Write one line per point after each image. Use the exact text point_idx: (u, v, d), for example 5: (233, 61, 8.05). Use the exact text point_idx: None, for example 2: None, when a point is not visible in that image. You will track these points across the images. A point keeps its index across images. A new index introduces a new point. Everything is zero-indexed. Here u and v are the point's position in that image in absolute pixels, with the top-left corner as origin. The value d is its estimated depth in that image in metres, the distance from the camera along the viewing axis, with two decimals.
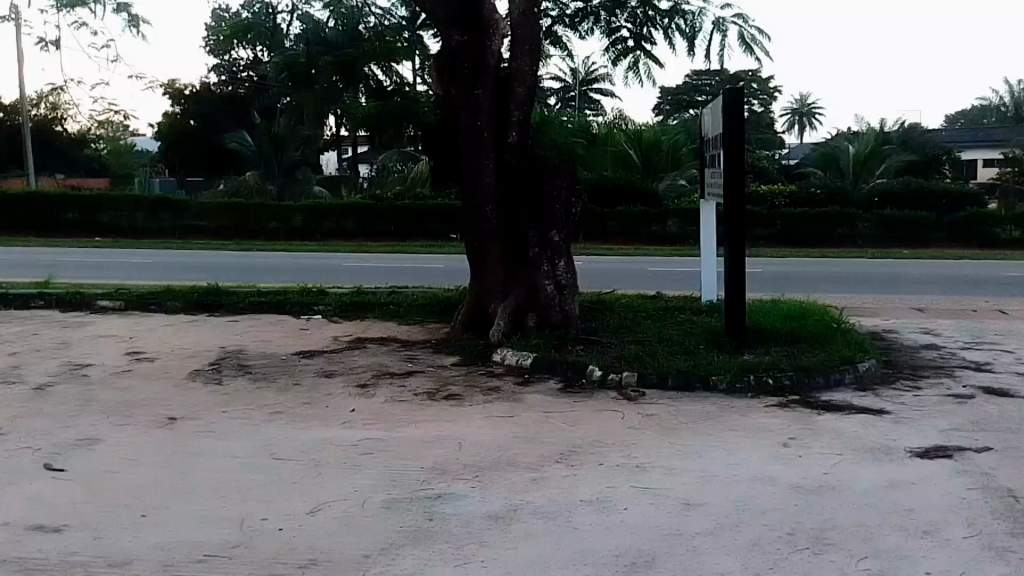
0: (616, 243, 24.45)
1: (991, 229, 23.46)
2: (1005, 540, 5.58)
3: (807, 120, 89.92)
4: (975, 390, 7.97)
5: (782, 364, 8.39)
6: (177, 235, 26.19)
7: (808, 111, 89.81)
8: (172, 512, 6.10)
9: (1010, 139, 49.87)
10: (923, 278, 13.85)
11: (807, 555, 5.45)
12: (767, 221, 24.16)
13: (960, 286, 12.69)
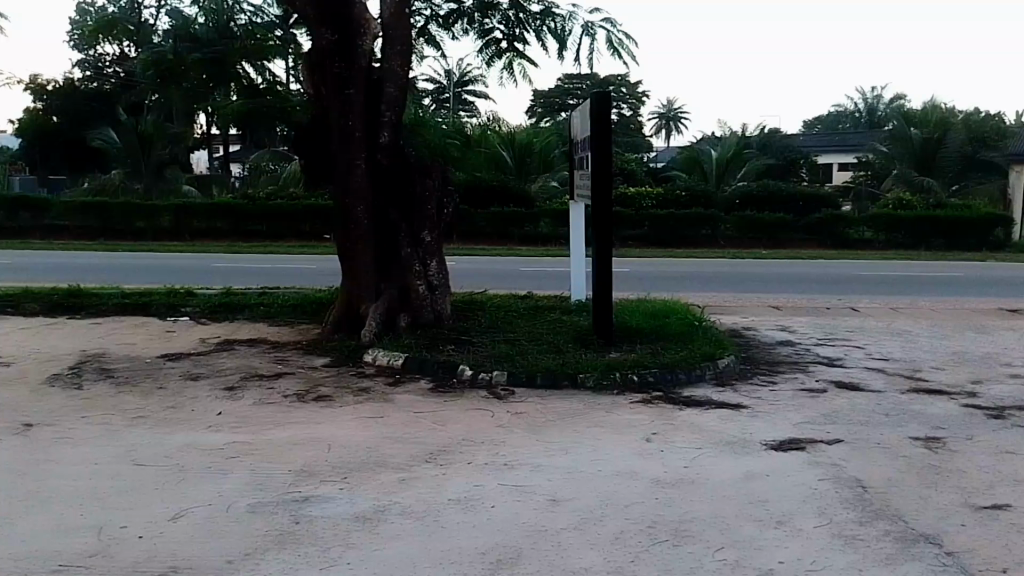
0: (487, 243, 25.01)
1: (845, 230, 24.72)
2: (854, 528, 5.72)
3: (676, 124, 92.92)
4: (827, 384, 8.10)
5: (646, 362, 8.49)
6: (38, 234, 25.33)
7: (677, 116, 92.92)
8: (25, 522, 5.81)
9: (853, 139, 53.16)
10: (764, 275, 14.45)
11: (667, 547, 5.53)
12: (635, 221, 24.95)
13: (797, 284, 13.29)
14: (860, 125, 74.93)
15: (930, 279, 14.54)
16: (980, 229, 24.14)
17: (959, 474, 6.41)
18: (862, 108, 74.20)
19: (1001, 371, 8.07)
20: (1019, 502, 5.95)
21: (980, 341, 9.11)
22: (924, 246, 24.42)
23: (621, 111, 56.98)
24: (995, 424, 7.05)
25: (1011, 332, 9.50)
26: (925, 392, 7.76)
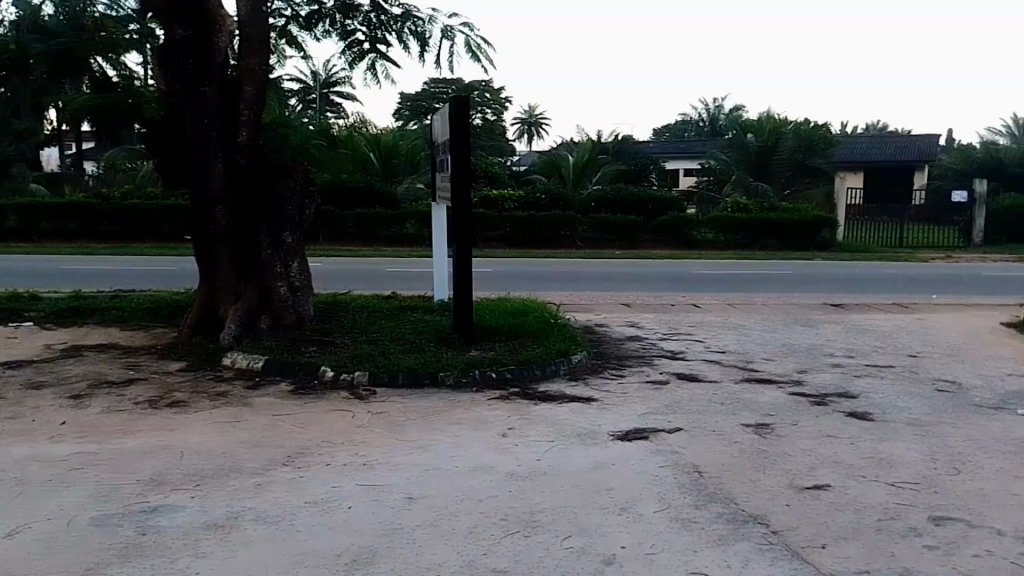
0: (357, 245, 25.18)
1: (691, 232, 26.46)
2: (690, 512, 6.00)
3: (538, 129, 95.05)
4: (669, 375, 8.50)
5: (503, 360, 8.67)
6: None
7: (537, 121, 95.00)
8: None
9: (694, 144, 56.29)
10: (604, 275, 14.98)
11: (518, 538, 5.64)
12: (499, 223, 25.84)
13: (633, 282, 13.99)
14: (703, 132, 79.54)
15: (752, 276, 15.66)
16: (808, 229, 26.45)
17: (784, 457, 6.73)
18: (705, 118, 78.36)
19: (823, 361, 8.70)
20: (836, 481, 6.32)
21: (805, 333, 9.83)
22: (759, 247, 26.39)
23: (485, 116, 57.89)
24: (816, 409, 7.47)
25: (831, 325, 10.31)
26: (757, 380, 8.21)
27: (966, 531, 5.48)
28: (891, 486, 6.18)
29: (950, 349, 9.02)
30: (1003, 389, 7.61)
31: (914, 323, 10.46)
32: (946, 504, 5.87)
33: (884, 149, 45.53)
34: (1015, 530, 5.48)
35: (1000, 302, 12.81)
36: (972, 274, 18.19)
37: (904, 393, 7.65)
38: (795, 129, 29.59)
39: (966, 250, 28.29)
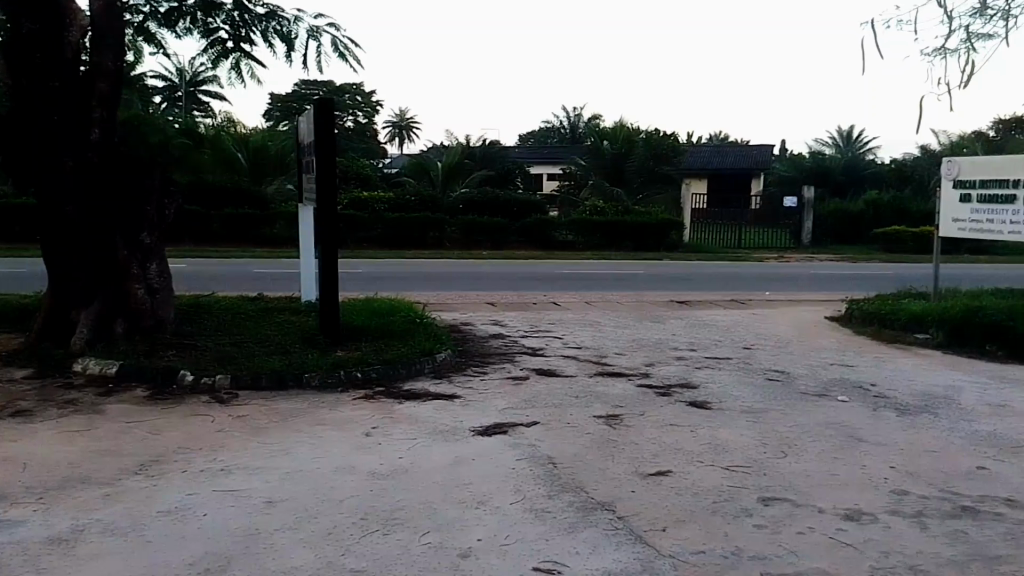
0: (224, 246, 25.31)
1: (553, 233, 27.98)
2: (544, 502, 6.04)
3: (408, 133, 95.43)
4: (529, 371, 8.74)
5: (369, 360, 8.67)
6: None
7: (408, 124, 95.40)
8: None
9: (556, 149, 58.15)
10: (459, 275, 15.21)
11: (376, 536, 5.39)
12: (370, 224, 26.58)
13: (490, 281, 14.45)
14: (563, 138, 79.96)
15: (604, 275, 16.36)
16: (658, 232, 28.38)
17: (631, 446, 6.89)
18: (565, 123, 80.23)
19: (669, 355, 9.20)
20: (678, 467, 6.52)
21: (655, 329, 10.38)
22: (615, 248, 28.24)
23: (357, 118, 57.31)
24: (661, 399, 7.85)
25: (677, 320, 10.95)
26: (609, 374, 8.59)
27: (793, 510, 5.78)
28: (726, 469, 6.42)
29: (780, 341, 9.76)
30: (823, 377, 8.29)
31: (751, 317, 11.27)
32: (776, 483, 6.16)
33: (727, 157, 48.36)
34: (834, 505, 5.81)
35: (818, 297, 14.07)
36: (802, 273, 19.79)
37: (740, 384, 8.16)
38: (646, 139, 30.78)
39: (795, 251, 30.77)
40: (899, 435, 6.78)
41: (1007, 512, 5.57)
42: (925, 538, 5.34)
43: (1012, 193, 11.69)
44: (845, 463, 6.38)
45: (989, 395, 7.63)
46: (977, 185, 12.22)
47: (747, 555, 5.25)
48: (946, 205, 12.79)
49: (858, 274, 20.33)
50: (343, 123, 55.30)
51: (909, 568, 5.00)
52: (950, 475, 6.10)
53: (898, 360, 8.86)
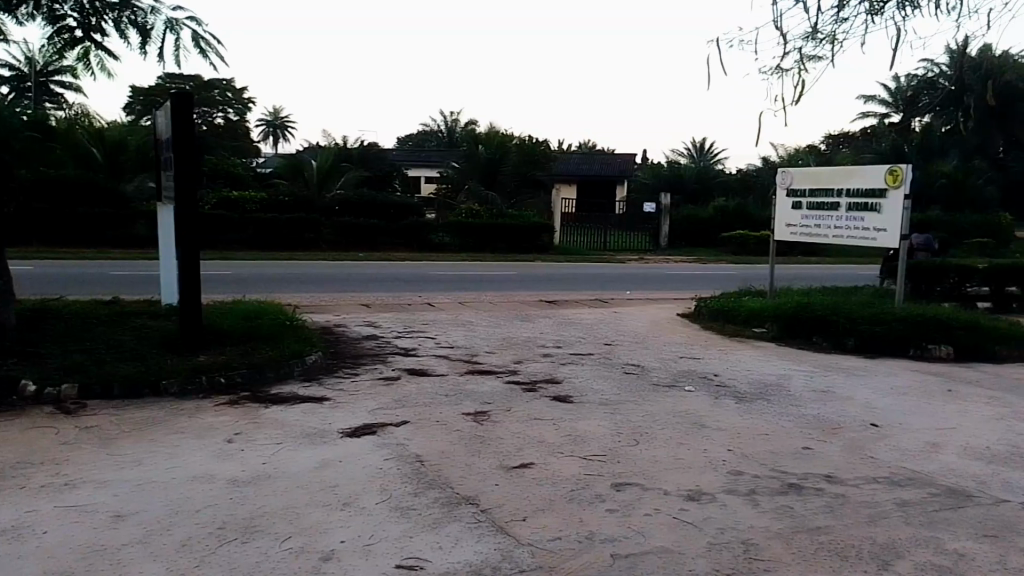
0: (77, 246, 24.27)
1: (429, 235, 28.49)
2: (408, 500, 6.17)
3: (281, 132, 93.09)
4: (401, 371, 8.88)
5: (234, 364, 8.55)
6: None
7: (281, 123, 93.03)
8: None
9: (432, 151, 58.25)
10: (329, 277, 15.19)
11: (234, 545, 5.38)
12: (241, 225, 26.14)
13: (360, 283, 14.48)
14: (440, 141, 80.41)
15: (473, 276, 16.72)
16: (530, 235, 29.31)
17: (496, 440, 7.13)
18: (442, 126, 80.38)
19: (537, 352, 9.58)
20: (539, 458, 6.82)
21: (524, 328, 10.76)
22: (489, 249, 28.92)
23: (227, 116, 55.43)
24: (527, 394, 8.18)
25: (545, 319, 11.39)
26: (478, 372, 8.86)
27: (641, 494, 6.20)
28: (583, 459, 6.78)
29: (638, 337, 10.34)
30: (674, 369, 8.88)
31: (612, 315, 11.87)
32: (627, 471, 6.56)
33: (592, 164, 50.12)
34: (677, 487, 6.28)
35: (673, 296, 14.93)
36: (660, 273, 20.93)
37: (601, 378, 8.61)
38: (519, 146, 31.92)
39: (655, 253, 32.40)
40: (740, 421, 7.38)
41: (825, 486, 6.21)
42: (756, 514, 5.87)
43: (836, 201, 12.70)
44: (690, 448, 6.90)
45: (815, 381, 8.43)
46: (808, 192, 13.31)
47: (598, 538, 5.61)
48: (780, 212, 13.91)
49: (710, 274, 21.68)
50: (212, 121, 53.27)
51: (741, 542, 5.49)
52: (780, 455, 6.71)
53: (741, 352, 9.60)
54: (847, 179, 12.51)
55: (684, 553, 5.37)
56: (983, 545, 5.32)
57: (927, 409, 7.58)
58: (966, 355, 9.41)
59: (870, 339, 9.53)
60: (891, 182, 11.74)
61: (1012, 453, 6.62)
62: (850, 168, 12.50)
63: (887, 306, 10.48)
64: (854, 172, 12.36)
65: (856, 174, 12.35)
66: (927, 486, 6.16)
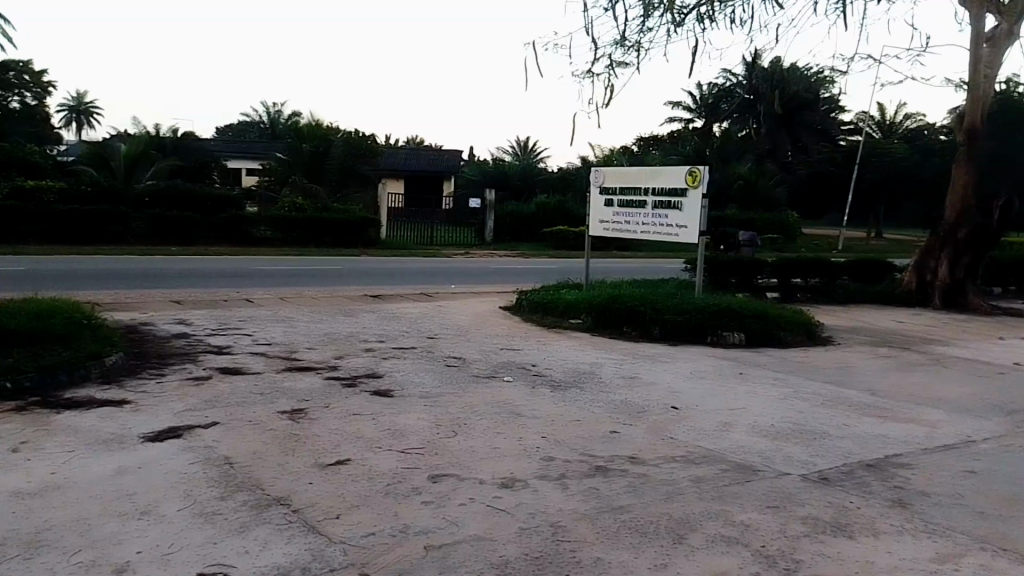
0: None
1: (249, 229, 27.54)
2: (215, 504, 5.84)
3: (87, 119, 86.10)
4: (212, 370, 8.46)
5: (22, 367, 7.76)
6: None
7: (88, 108, 86.04)
8: None
9: (252, 142, 56.03)
10: (131, 272, 14.19)
11: (13, 564, 4.87)
12: (37, 217, 24.12)
13: (167, 278, 13.66)
14: (264, 133, 77.51)
15: (292, 270, 16.27)
16: (356, 229, 28.97)
17: (312, 438, 6.94)
18: (265, 117, 77.43)
19: (359, 346, 9.47)
20: (356, 454, 6.70)
21: (346, 322, 10.61)
22: (313, 244, 28.29)
23: (21, 99, 50.30)
24: (346, 390, 8.05)
25: (368, 314, 11.26)
26: (297, 369, 8.61)
27: (457, 484, 6.26)
28: (400, 453, 6.74)
29: (461, 330, 10.46)
30: (494, 360, 9.09)
31: (435, 309, 11.93)
32: (444, 462, 6.60)
33: (422, 160, 50.23)
34: (492, 476, 6.40)
35: (497, 289, 15.24)
36: (485, 267, 21.38)
37: (421, 371, 8.65)
38: (343, 140, 31.99)
39: (480, 247, 33.27)
40: (554, 409, 7.66)
41: (629, 467, 6.57)
42: (565, 497, 6.10)
43: (643, 200, 13.48)
44: (505, 437, 7.06)
45: (625, 368, 8.91)
46: (618, 191, 14.05)
47: (412, 531, 5.57)
48: (594, 209, 14.58)
49: (531, 268, 22.37)
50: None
51: (551, 525, 5.68)
52: (589, 440, 7.02)
53: (560, 343, 9.97)
54: (653, 179, 13.33)
55: (496, 540, 5.47)
56: (766, 515, 5.81)
57: (721, 391, 8.24)
58: (757, 341, 10.24)
59: (673, 329, 10.22)
60: (691, 183, 12.62)
61: (791, 429, 7.32)
62: (656, 169, 13.33)
63: (690, 297, 11.25)
64: (659, 172, 13.21)
65: (661, 174, 13.21)
66: (720, 462, 6.66)
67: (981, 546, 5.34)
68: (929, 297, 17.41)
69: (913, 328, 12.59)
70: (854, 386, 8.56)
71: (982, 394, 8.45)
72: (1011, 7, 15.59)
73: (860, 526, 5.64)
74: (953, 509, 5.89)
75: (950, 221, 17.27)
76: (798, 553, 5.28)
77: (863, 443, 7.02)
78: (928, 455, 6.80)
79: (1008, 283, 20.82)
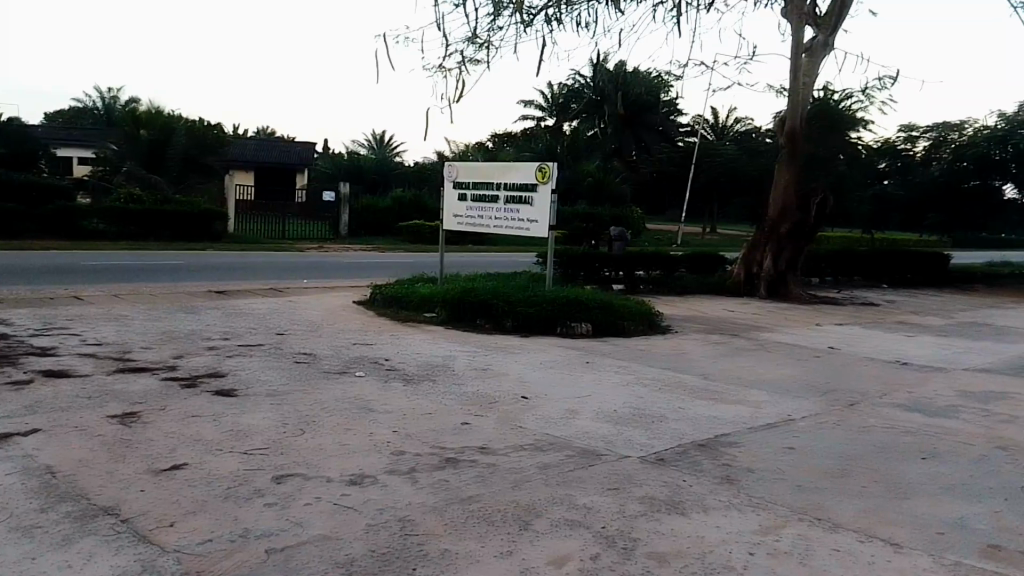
0: None
1: (80, 222, 25.77)
2: (33, 518, 5.38)
3: None
4: (34, 373, 7.81)
5: None
6: None
7: None
8: None
9: (80, 130, 52.13)
10: None
11: None
12: None
13: None
14: (95, 121, 72.31)
15: (130, 266, 15.27)
16: (199, 223, 27.79)
17: (146, 443, 6.56)
18: (97, 103, 72.14)
19: (201, 345, 9.06)
20: (194, 458, 6.39)
21: (186, 320, 10.12)
22: (153, 237, 26.90)
23: None
24: (185, 391, 7.68)
25: (213, 311, 10.83)
26: (131, 370, 8.12)
27: (302, 484, 6.07)
28: (242, 454, 6.50)
29: (312, 326, 10.25)
30: (345, 356, 8.96)
31: (284, 305, 11.62)
32: (289, 462, 6.41)
33: (273, 150, 48.83)
34: (340, 473, 6.27)
35: (351, 284, 15.01)
36: (341, 262, 20.99)
37: (267, 368, 8.39)
38: (186, 130, 31.52)
39: (334, 241, 32.74)
40: (404, 403, 7.65)
41: (479, 458, 6.66)
42: (415, 490, 6.09)
43: (495, 194, 13.68)
44: (355, 433, 6.98)
45: (477, 361, 9.02)
46: (471, 186, 14.19)
47: (253, 534, 5.34)
48: (448, 203, 14.64)
49: (391, 263, 22.13)
50: None
51: (399, 520, 5.62)
52: (439, 433, 7.06)
53: (414, 337, 9.97)
54: (504, 175, 13.56)
55: (342, 538, 5.34)
56: (607, 497, 6.06)
57: (570, 380, 8.52)
58: (603, 330, 10.64)
59: (524, 320, 10.45)
60: (541, 178, 12.99)
61: (633, 414, 7.67)
62: (507, 165, 13.57)
63: (541, 290, 11.56)
64: (510, 167, 13.45)
65: (511, 170, 13.45)
66: (565, 449, 6.87)
67: (799, 517, 5.80)
68: (755, 288, 18.68)
69: (743, 317, 13.53)
70: (692, 372, 9.10)
71: (803, 376, 9.22)
72: (826, 19, 17.20)
73: (693, 504, 5.97)
74: (775, 483, 6.36)
75: (772, 219, 18.78)
76: (636, 532, 5.53)
77: (698, 425, 7.45)
78: (754, 434, 7.34)
79: (823, 274, 22.70)
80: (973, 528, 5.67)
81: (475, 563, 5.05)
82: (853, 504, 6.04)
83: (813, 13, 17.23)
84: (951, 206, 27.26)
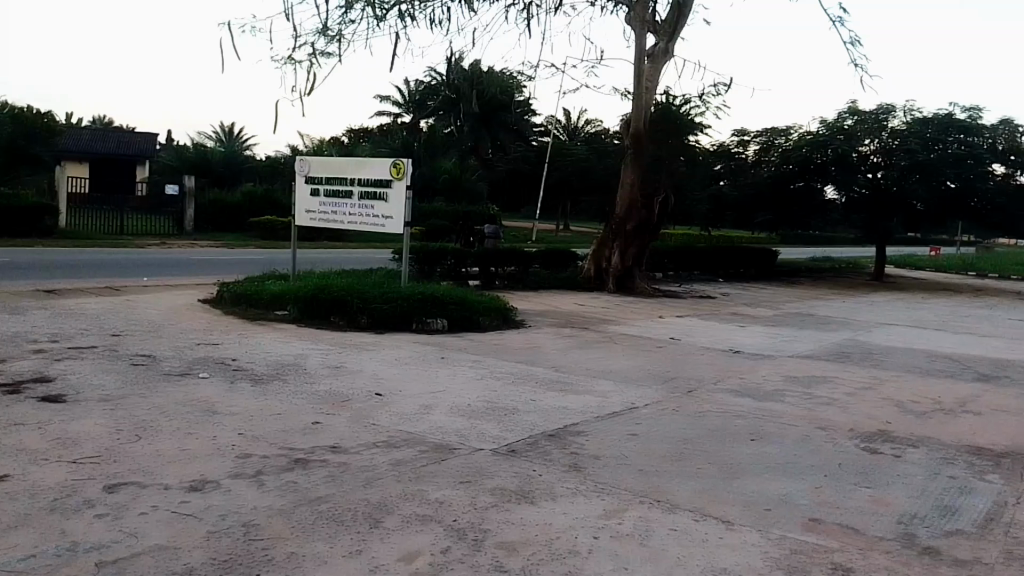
0: None
1: None
2: None
3: None
4: None
5: None
6: None
7: None
8: None
9: None
10: None
11: None
12: None
13: None
14: None
15: None
16: (24, 216, 25.62)
17: None
18: None
19: (24, 348, 8.36)
20: (15, 469, 5.89)
21: (5, 322, 9.28)
22: None
23: None
24: (5, 398, 7.05)
25: (33, 311, 10.00)
26: None
27: (137, 493, 5.73)
28: (70, 464, 6.05)
29: (149, 326, 9.71)
30: (188, 357, 8.55)
31: (121, 304, 10.93)
32: (124, 470, 6.04)
33: (110, 140, 45.62)
34: (180, 480, 5.98)
35: (195, 282, 14.32)
36: (188, 259, 19.96)
37: (99, 372, 7.86)
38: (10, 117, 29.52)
39: (178, 237, 31.11)
40: (249, 404, 7.40)
41: (330, 457, 6.55)
42: (261, 494, 5.89)
43: (350, 189, 13.48)
44: (198, 437, 6.68)
45: (329, 359, 8.86)
46: (324, 181, 13.91)
47: (81, 548, 4.98)
48: (301, 197, 14.27)
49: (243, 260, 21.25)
50: None
51: (242, 525, 5.42)
52: (289, 434, 6.89)
53: (263, 336, 9.65)
54: (359, 170, 13.39)
55: (180, 548, 5.08)
56: (459, 490, 6.12)
57: (424, 376, 8.54)
58: (459, 326, 10.73)
59: (379, 316, 10.36)
60: (395, 175, 12.91)
61: (485, 407, 7.79)
62: (362, 160, 13.41)
63: (396, 286, 11.51)
64: (365, 163, 13.30)
65: (367, 165, 13.30)
66: (418, 444, 6.88)
67: (641, 499, 6.10)
68: (604, 283, 19.51)
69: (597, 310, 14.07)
70: (544, 365, 9.35)
71: (650, 367, 9.69)
72: (665, 27, 18.11)
73: (542, 492, 6.15)
74: (619, 469, 6.66)
75: (620, 214, 19.39)
76: (486, 524, 5.62)
77: (548, 416, 7.68)
78: (601, 422, 7.64)
79: (665, 269, 24.03)
80: (795, 502, 6.18)
81: (323, 564, 4.96)
82: (690, 484, 6.42)
83: (652, 22, 18.10)
84: (777, 205, 29.34)
